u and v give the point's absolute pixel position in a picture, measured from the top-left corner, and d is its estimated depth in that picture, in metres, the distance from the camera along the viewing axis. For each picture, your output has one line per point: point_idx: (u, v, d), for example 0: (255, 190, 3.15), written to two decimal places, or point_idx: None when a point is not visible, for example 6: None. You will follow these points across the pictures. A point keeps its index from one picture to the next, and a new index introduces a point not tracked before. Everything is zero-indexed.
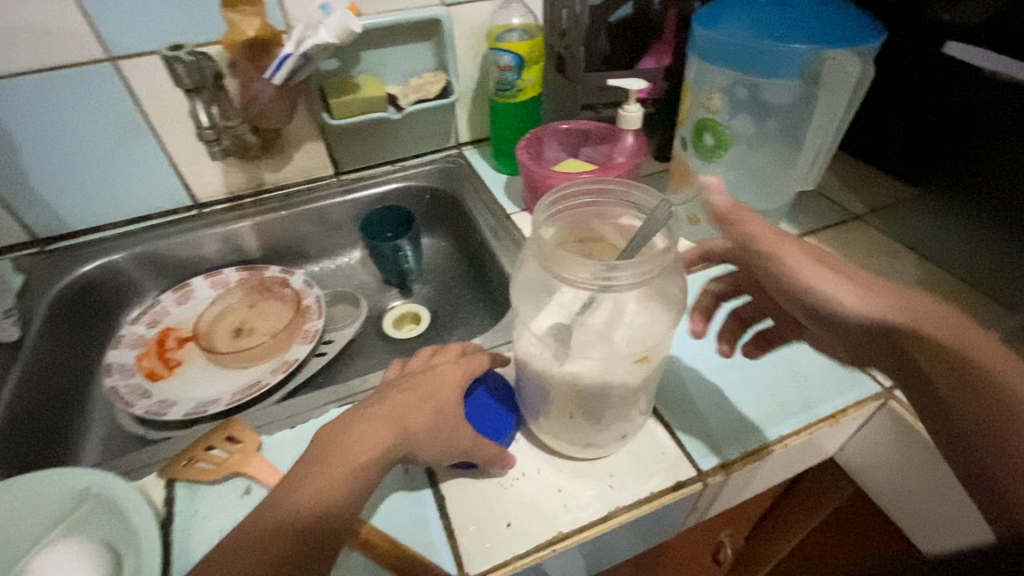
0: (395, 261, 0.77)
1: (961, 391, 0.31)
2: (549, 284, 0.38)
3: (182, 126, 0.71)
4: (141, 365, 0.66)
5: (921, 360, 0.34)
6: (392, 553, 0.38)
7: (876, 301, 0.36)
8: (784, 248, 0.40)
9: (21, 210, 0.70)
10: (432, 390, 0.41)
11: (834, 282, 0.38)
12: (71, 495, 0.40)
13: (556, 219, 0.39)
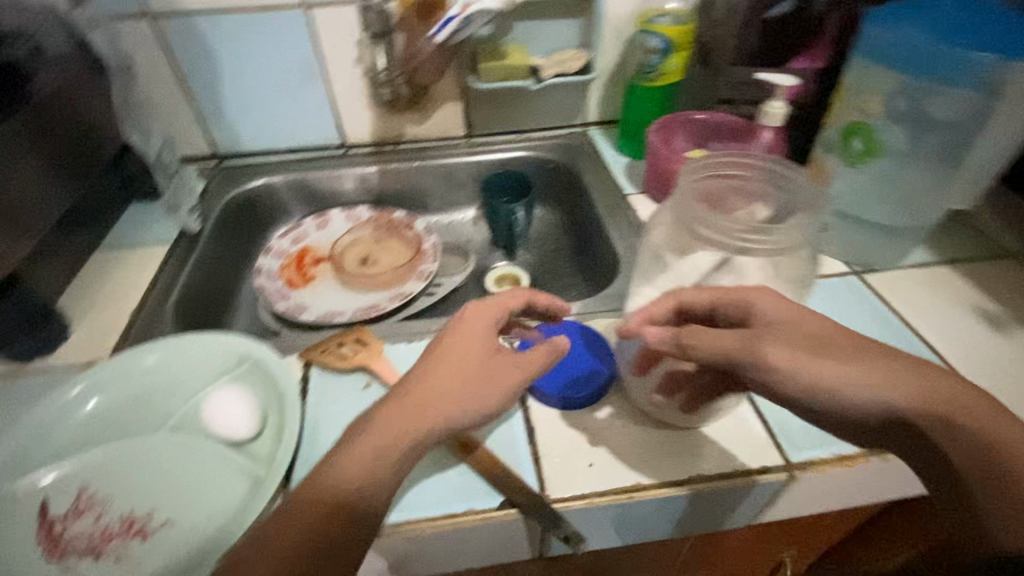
0: (506, 222, 0.79)
1: (979, 450, 0.33)
2: (686, 246, 0.43)
3: (348, 73, 0.79)
4: (282, 273, 0.75)
5: (943, 443, 0.35)
6: (490, 458, 0.43)
7: (881, 386, 0.37)
8: (758, 336, 0.39)
9: (211, 126, 0.82)
10: (430, 396, 0.39)
11: (856, 371, 0.37)
12: (237, 354, 0.50)
13: (702, 181, 0.44)
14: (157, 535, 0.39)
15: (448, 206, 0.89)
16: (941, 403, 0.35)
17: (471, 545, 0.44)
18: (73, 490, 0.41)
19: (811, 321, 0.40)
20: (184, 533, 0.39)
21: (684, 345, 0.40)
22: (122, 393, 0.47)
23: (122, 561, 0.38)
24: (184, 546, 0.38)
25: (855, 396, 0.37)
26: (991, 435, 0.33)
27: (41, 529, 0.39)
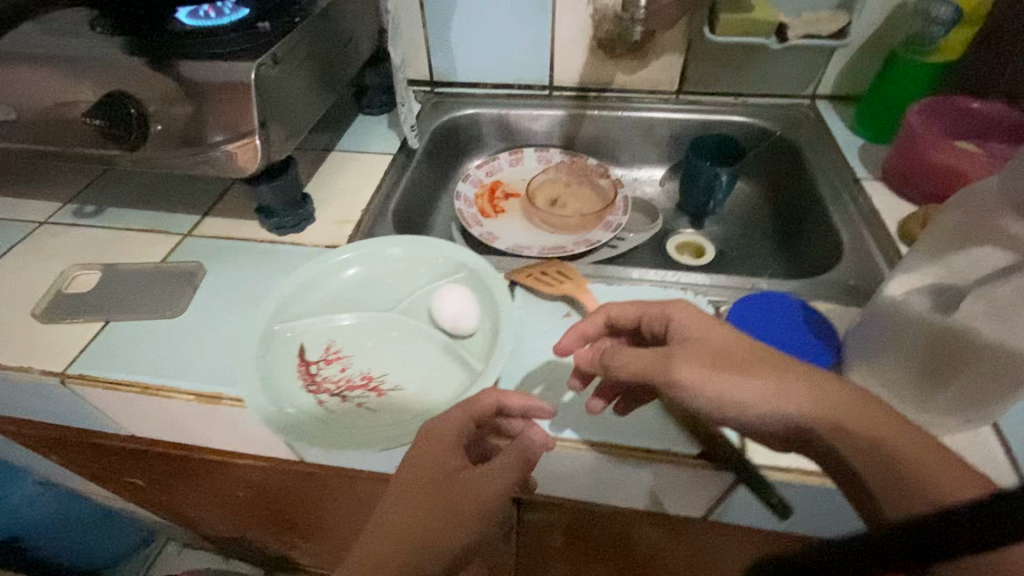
0: (707, 188, 0.76)
1: (865, 446, 0.34)
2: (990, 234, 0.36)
3: (578, 13, 0.76)
4: (476, 201, 0.77)
5: (839, 449, 0.35)
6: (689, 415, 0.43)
7: (771, 391, 0.36)
8: (669, 357, 0.39)
9: (431, 53, 0.85)
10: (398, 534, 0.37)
11: (748, 381, 0.37)
12: (457, 264, 0.54)
13: None
14: (389, 395, 0.45)
15: (637, 162, 0.87)
16: (832, 414, 0.35)
17: (641, 482, 0.45)
18: (322, 342, 0.49)
19: (707, 327, 0.41)
20: (411, 399, 0.45)
21: (606, 361, 0.41)
22: (359, 273, 0.54)
23: (361, 408, 0.45)
24: (410, 409, 0.44)
25: (753, 411, 0.37)
26: (872, 434, 0.34)
27: (302, 368, 0.47)
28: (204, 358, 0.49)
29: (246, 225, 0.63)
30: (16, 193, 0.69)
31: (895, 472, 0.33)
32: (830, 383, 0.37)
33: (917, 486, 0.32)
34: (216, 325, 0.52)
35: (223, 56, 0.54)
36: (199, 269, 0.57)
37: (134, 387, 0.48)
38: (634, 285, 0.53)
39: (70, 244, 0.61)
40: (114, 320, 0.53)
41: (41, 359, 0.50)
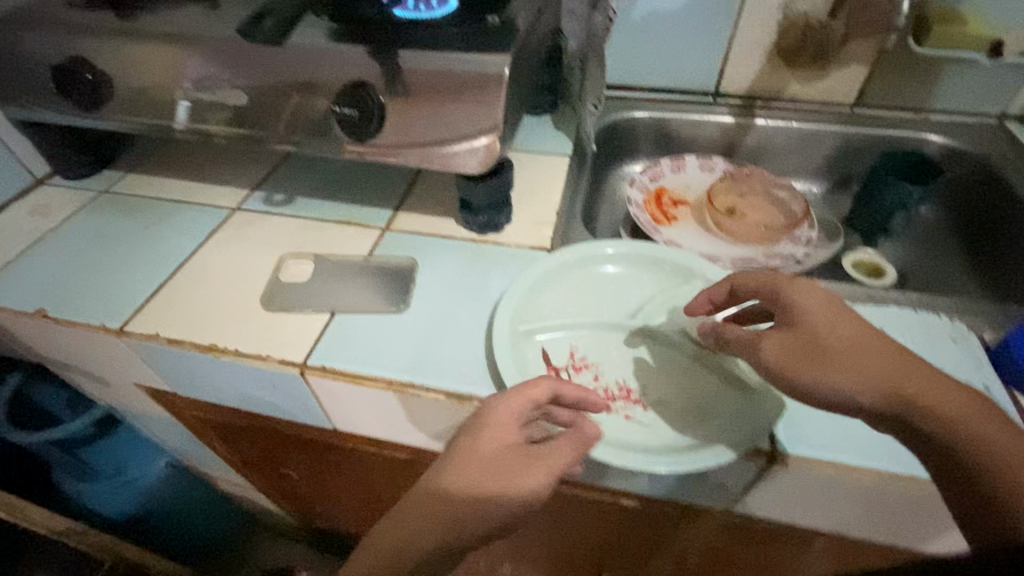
0: (894, 205, 0.72)
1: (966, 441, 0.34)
2: None
3: (765, 20, 0.74)
4: (646, 207, 0.75)
5: (928, 431, 0.35)
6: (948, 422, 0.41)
7: (860, 375, 0.37)
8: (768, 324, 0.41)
9: None
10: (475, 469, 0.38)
11: (840, 369, 0.38)
12: (690, 275, 0.52)
13: None
14: (655, 408, 0.44)
15: (798, 175, 0.84)
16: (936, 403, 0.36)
17: (907, 508, 0.44)
18: (565, 348, 0.48)
19: (820, 311, 0.40)
20: (679, 413, 0.44)
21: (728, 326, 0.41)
22: (586, 280, 0.53)
23: (630, 419, 0.44)
24: (681, 423, 0.43)
25: (846, 380, 0.38)
26: (967, 422, 0.35)
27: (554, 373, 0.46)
28: (445, 357, 0.48)
29: (443, 222, 0.62)
30: (201, 179, 0.69)
31: (992, 471, 0.33)
32: (939, 374, 0.37)
33: (1015, 493, 0.31)
34: (448, 325, 0.51)
35: (458, 48, 0.52)
36: (413, 264, 0.57)
37: (379, 382, 0.47)
38: (876, 304, 0.51)
39: (272, 233, 0.61)
40: (339, 312, 0.52)
41: (275, 348, 0.49)
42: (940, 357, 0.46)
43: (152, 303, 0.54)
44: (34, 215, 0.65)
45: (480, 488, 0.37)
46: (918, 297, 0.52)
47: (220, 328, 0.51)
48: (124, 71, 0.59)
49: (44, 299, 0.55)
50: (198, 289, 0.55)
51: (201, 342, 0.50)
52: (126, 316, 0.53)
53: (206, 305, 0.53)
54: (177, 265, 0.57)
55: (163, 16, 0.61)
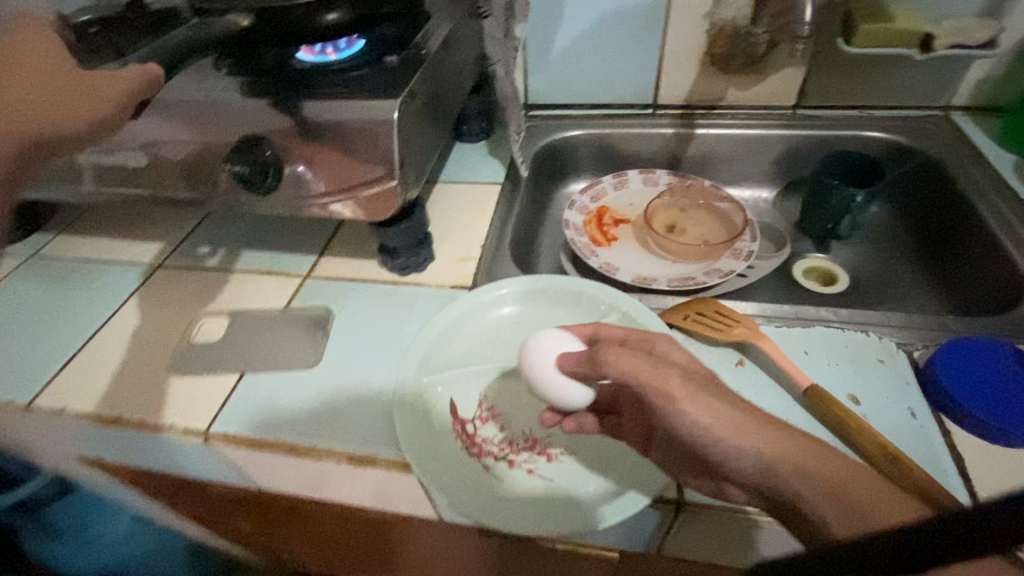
0: (840, 209, 0.70)
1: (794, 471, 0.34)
2: None
3: (692, 28, 0.72)
4: (586, 229, 0.73)
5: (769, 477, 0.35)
6: (864, 434, 0.38)
7: (656, 394, 0.38)
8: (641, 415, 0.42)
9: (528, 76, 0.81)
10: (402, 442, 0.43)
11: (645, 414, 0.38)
12: (605, 306, 0.50)
13: None
14: (561, 461, 0.43)
15: (746, 182, 0.82)
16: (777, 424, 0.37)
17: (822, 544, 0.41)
18: (474, 398, 0.46)
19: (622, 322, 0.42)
20: None
21: (594, 355, 0.40)
22: (498, 323, 0.51)
23: (534, 473, 0.42)
24: (585, 477, 0.42)
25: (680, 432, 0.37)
26: (791, 452, 0.35)
27: (457, 425, 0.44)
28: (350, 414, 0.46)
29: (367, 265, 0.61)
30: (129, 235, 0.69)
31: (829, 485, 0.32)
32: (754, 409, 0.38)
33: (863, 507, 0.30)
34: (358, 379, 0.49)
35: (354, 93, 0.52)
36: (328, 313, 0.55)
37: (281, 447, 0.45)
38: (805, 326, 0.48)
39: (193, 289, 0.60)
40: (247, 371, 0.51)
41: (179, 416, 0.48)
42: (863, 380, 0.43)
43: (63, 374, 0.53)
44: None
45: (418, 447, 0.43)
46: (844, 315, 0.49)
47: (128, 397, 0.50)
48: None
49: None
50: (111, 355, 0.54)
51: (106, 415, 0.49)
52: (36, 390, 0.52)
53: (115, 372, 0.52)
54: (92, 331, 0.57)
55: None
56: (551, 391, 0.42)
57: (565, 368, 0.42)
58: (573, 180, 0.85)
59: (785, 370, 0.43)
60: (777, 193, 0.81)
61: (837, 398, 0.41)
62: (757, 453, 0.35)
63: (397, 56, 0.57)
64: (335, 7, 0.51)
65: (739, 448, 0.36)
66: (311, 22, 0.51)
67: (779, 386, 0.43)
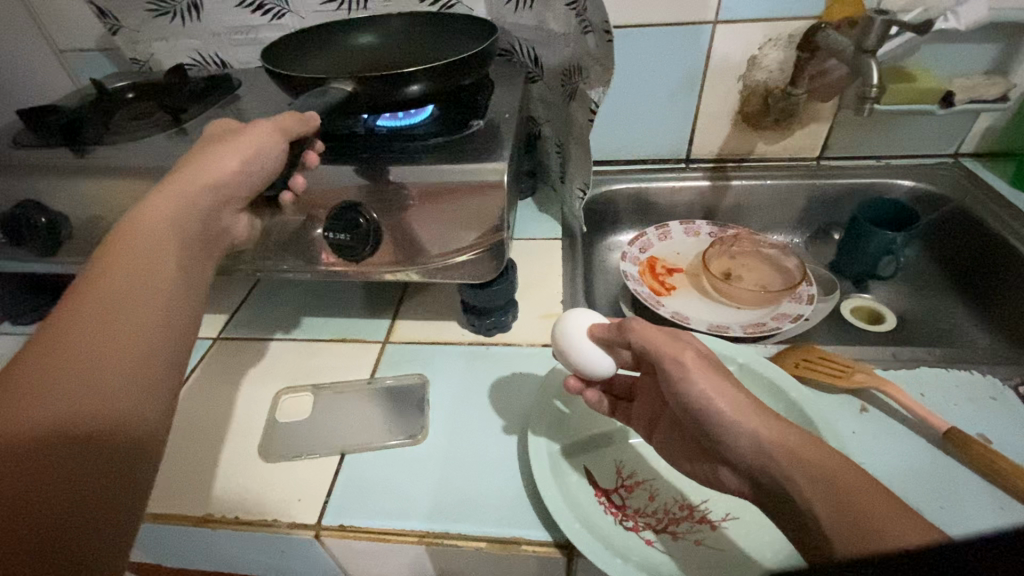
0: (878, 251, 0.74)
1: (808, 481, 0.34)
2: None
3: (728, 89, 0.77)
4: (644, 279, 0.73)
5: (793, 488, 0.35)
6: (1019, 475, 0.40)
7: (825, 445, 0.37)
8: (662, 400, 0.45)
9: None
10: (443, 517, 0.43)
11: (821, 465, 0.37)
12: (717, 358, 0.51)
13: None
14: (723, 527, 0.41)
15: (777, 229, 0.86)
16: (793, 441, 0.36)
17: None
18: (610, 466, 0.46)
19: None
20: (732, 511, 0.43)
21: (624, 324, 0.42)
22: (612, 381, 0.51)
23: (702, 544, 0.40)
24: (755, 543, 0.40)
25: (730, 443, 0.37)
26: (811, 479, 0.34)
27: (602, 496, 0.43)
28: (477, 493, 0.44)
29: (446, 327, 0.59)
30: None
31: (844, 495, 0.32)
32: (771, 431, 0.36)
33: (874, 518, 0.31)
34: (475, 453, 0.47)
35: (432, 160, 0.51)
36: (424, 381, 0.53)
37: (410, 536, 0.42)
38: (906, 367, 0.51)
39: (258, 364, 0.56)
40: (346, 452, 0.47)
41: (281, 510, 0.43)
42: (985, 420, 0.46)
43: None
44: None
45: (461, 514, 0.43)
46: (940, 355, 0.52)
47: (213, 491, 0.45)
48: (85, 211, 0.55)
49: None
50: (182, 442, 0.49)
51: (193, 515, 0.44)
52: None
53: (192, 464, 0.47)
54: None
55: (123, 147, 0.57)
56: (584, 362, 0.43)
57: (595, 336, 0.43)
58: (613, 232, 0.87)
59: (916, 415, 0.45)
60: (806, 237, 0.86)
61: (974, 438, 0.44)
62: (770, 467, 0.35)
63: (482, 119, 0.57)
64: (415, 79, 0.50)
65: (748, 438, 0.37)
66: (389, 92, 0.49)
67: (912, 431, 0.45)
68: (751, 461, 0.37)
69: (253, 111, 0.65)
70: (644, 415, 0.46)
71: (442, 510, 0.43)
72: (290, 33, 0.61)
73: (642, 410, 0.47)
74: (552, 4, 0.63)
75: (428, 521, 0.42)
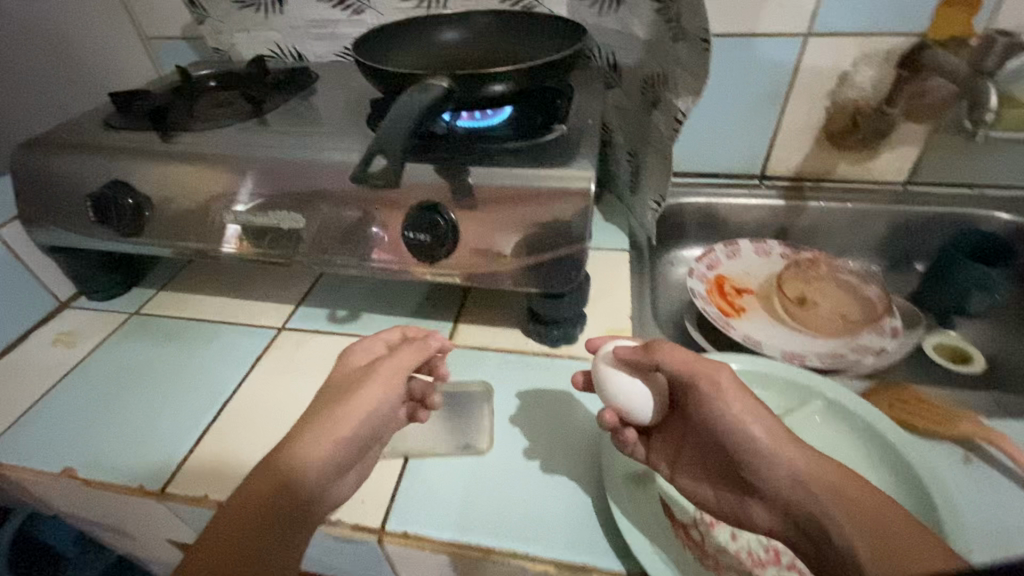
0: (968, 286, 0.69)
1: (838, 502, 0.35)
2: None
3: (814, 106, 0.73)
4: (712, 299, 0.70)
5: (817, 509, 0.36)
6: None
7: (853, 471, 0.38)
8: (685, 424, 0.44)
9: None
10: (511, 535, 0.41)
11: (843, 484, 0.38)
12: (799, 391, 0.48)
13: None
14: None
15: (854, 255, 0.81)
16: (834, 480, 0.36)
17: None
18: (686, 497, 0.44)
19: None
20: None
21: (651, 345, 0.42)
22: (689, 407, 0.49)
23: None
24: None
25: (761, 459, 0.38)
26: (838, 501, 0.35)
27: (681, 529, 0.40)
28: (545, 512, 0.42)
29: (510, 335, 0.58)
30: (239, 294, 0.65)
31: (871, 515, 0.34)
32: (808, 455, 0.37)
33: (902, 536, 0.32)
34: (540, 469, 0.45)
35: (515, 164, 0.49)
36: (487, 389, 0.52)
37: (474, 550, 0.40)
38: (1014, 417, 0.47)
39: (322, 360, 0.57)
40: (410, 456, 0.46)
41: (345, 511, 0.43)
42: None
43: (199, 453, 0.48)
44: (59, 345, 0.60)
45: (530, 535, 0.41)
46: None
47: None
48: (169, 194, 0.56)
49: (69, 456, 0.49)
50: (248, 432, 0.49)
51: None
52: (172, 466, 0.48)
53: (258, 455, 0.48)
54: (220, 403, 0.53)
55: (209, 134, 0.58)
56: (616, 391, 0.42)
57: (625, 359, 0.43)
58: (676, 247, 0.84)
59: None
60: (884, 266, 0.81)
61: None
62: (798, 481, 0.37)
63: (564, 123, 0.55)
64: (500, 78, 0.48)
65: (783, 466, 0.37)
66: (478, 92, 0.49)
67: None
68: (782, 487, 0.37)
69: (330, 105, 0.66)
70: (665, 451, 0.44)
71: (511, 527, 0.41)
72: (370, 29, 0.60)
73: (666, 439, 0.45)
74: (639, 8, 0.61)
75: (494, 538, 0.41)
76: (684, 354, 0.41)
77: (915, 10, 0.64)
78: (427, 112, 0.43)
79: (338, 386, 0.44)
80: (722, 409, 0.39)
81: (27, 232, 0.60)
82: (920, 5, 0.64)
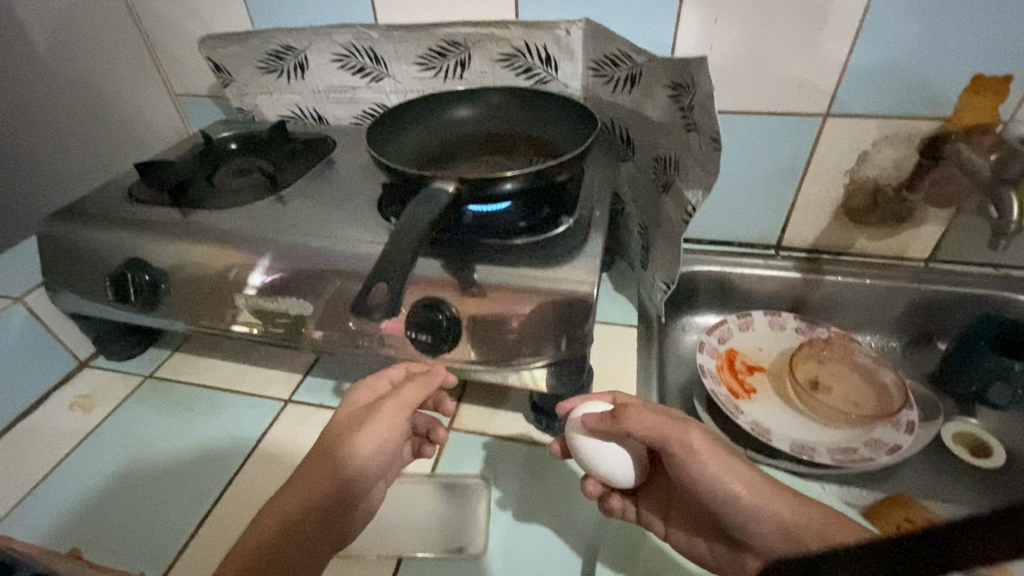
0: (989, 376, 0.67)
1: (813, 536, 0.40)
2: None
3: (831, 183, 0.72)
4: (722, 377, 0.69)
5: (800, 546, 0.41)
6: None
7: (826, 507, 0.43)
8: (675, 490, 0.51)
9: None
10: None
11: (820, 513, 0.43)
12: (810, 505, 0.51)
13: None
14: None
15: (872, 330, 0.79)
16: (809, 526, 0.41)
17: None
18: None
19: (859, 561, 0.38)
20: None
21: (618, 414, 0.45)
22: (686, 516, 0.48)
23: None
24: None
25: (744, 507, 0.43)
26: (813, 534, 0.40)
27: None
28: None
29: (511, 421, 0.58)
30: (250, 361, 0.66)
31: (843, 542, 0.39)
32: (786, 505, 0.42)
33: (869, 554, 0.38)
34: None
35: (521, 264, 0.50)
36: (484, 483, 0.52)
37: None
38: None
39: None
40: (404, 557, 0.47)
41: None
42: None
43: (200, 540, 0.49)
44: (76, 410, 0.62)
45: None
46: None
47: None
48: (184, 272, 0.57)
49: (80, 536, 0.51)
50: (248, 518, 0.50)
51: None
52: (174, 552, 0.49)
53: None
54: (223, 485, 0.54)
55: (227, 212, 0.60)
56: (593, 466, 0.46)
57: (594, 430, 0.46)
58: (687, 314, 0.83)
59: None
60: (903, 342, 0.78)
61: None
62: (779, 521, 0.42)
63: (571, 216, 0.56)
64: (509, 177, 0.48)
65: (764, 513, 0.42)
66: (485, 190, 0.49)
67: None
68: (768, 532, 0.42)
69: (345, 178, 0.67)
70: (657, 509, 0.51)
71: None
72: (387, 110, 0.61)
73: (658, 499, 0.52)
74: (652, 92, 0.61)
75: None
76: (657, 417, 0.44)
77: (938, 96, 0.63)
78: (435, 223, 0.44)
79: (346, 424, 0.47)
80: (705, 472, 0.43)
81: (51, 298, 0.62)
82: (944, 91, 0.62)
